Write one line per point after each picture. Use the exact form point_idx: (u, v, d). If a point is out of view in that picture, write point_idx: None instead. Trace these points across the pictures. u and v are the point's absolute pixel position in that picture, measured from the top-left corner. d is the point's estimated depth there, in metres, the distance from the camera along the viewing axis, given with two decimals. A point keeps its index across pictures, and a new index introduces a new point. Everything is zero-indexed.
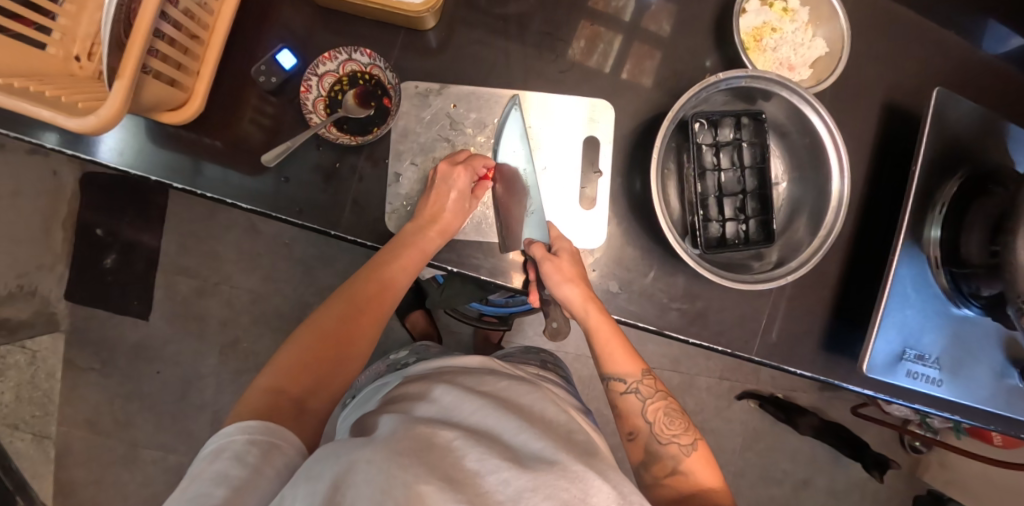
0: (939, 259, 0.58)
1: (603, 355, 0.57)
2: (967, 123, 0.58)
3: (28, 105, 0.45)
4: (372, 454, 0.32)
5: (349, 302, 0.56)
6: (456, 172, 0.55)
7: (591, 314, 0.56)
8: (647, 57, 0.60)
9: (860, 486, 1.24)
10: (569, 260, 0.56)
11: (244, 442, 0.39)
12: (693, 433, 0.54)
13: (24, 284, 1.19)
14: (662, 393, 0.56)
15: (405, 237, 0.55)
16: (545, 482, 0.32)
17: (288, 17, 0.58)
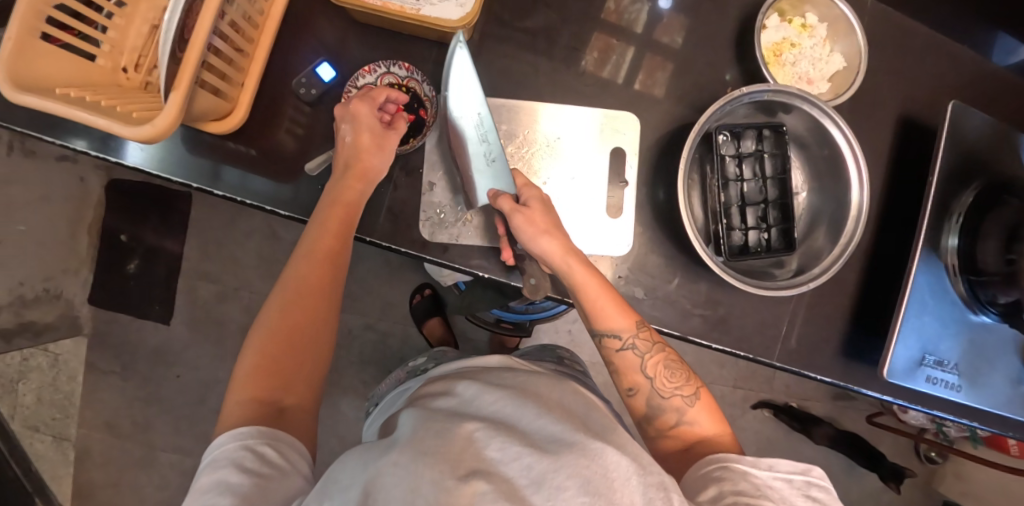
0: (956, 267, 0.59)
1: (592, 312, 0.54)
2: (983, 134, 0.60)
3: (85, 114, 0.47)
4: (397, 457, 0.34)
5: (287, 286, 0.55)
6: (359, 107, 0.55)
7: (573, 270, 0.54)
8: (656, 68, 0.62)
9: (874, 496, 1.24)
10: (546, 215, 0.55)
11: (238, 448, 0.44)
12: (694, 383, 0.55)
13: (49, 287, 1.21)
14: (661, 345, 0.55)
15: (328, 196, 0.55)
16: (566, 463, 0.33)
17: (325, 32, 0.61)
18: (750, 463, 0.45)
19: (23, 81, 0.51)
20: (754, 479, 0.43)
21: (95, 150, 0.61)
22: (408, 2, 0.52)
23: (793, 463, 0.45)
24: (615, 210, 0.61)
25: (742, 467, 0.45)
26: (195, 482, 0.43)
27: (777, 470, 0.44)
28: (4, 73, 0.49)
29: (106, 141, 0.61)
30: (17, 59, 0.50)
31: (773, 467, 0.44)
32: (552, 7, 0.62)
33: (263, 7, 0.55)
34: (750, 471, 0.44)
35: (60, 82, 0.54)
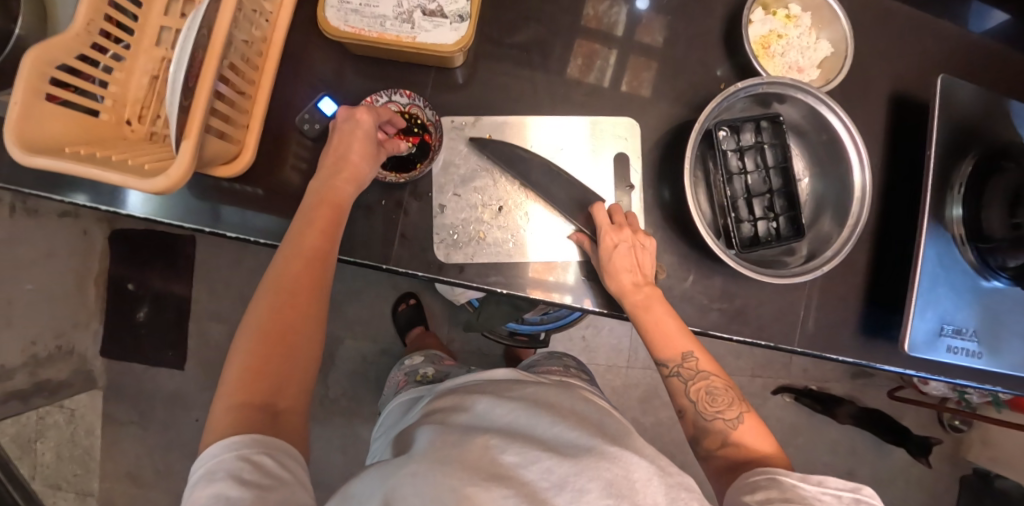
0: (964, 237, 0.60)
1: (656, 339, 0.56)
2: (973, 103, 0.60)
3: (97, 170, 0.48)
4: (419, 467, 0.37)
5: (269, 283, 0.52)
6: (360, 116, 0.55)
7: (635, 302, 0.56)
8: (643, 70, 0.63)
9: (903, 471, 1.24)
10: (631, 255, 0.56)
11: (232, 459, 0.41)
12: (739, 406, 0.54)
13: (61, 344, 1.15)
14: (707, 373, 0.56)
15: (314, 194, 0.55)
16: (587, 465, 0.36)
17: (325, 67, 0.62)
18: (799, 478, 0.45)
19: (33, 142, 0.52)
20: (801, 489, 0.44)
21: (105, 204, 0.61)
22: (405, 32, 0.53)
23: (845, 481, 0.44)
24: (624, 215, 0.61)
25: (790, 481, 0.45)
26: (187, 496, 0.40)
27: (827, 487, 0.44)
28: (12, 137, 0.50)
29: (115, 194, 0.62)
30: (24, 122, 0.51)
31: (822, 484, 0.44)
32: (543, 22, 0.63)
33: (262, 49, 0.56)
34: (798, 485, 0.44)
35: (66, 140, 0.55)
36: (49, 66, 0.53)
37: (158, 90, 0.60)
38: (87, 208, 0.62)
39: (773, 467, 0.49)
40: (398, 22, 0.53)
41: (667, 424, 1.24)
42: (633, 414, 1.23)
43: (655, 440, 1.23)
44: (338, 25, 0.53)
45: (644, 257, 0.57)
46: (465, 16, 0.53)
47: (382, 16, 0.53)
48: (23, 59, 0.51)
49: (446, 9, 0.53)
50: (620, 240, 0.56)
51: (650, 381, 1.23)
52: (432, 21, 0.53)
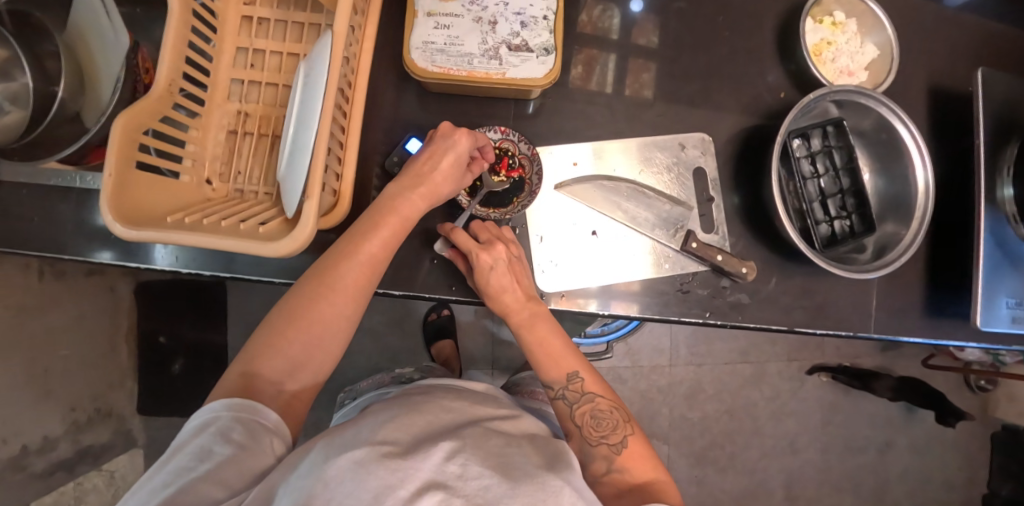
0: (1016, 215, 0.63)
1: (543, 362, 0.57)
2: (1011, 91, 0.65)
3: (215, 239, 0.47)
4: (360, 454, 0.34)
5: (314, 271, 0.52)
6: (463, 138, 0.57)
7: (520, 320, 0.58)
8: (639, 70, 0.68)
9: (940, 436, 1.30)
10: (506, 269, 0.57)
11: (228, 418, 0.44)
12: (623, 431, 0.52)
13: (100, 406, 1.08)
14: (592, 395, 0.55)
15: (385, 204, 0.55)
16: (523, 492, 0.34)
17: (410, 113, 0.65)
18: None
19: (132, 216, 0.50)
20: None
21: (202, 269, 0.65)
22: (493, 68, 0.58)
23: None
24: (711, 226, 0.65)
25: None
26: (176, 441, 0.43)
27: None
28: (113, 211, 0.48)
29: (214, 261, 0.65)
30: (120, 195, 0.49)
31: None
32: (609, 51, 0.68)
33: (348, 94, 0.55)
34: None
35: (156, 208, 0.53)
36: (137, 133, 0.52)
37: (238, 146, 0.60)
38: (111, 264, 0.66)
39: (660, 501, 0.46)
40: (485, 59, 0.58)
41: (714, 417, 1.24)
42: (682, 411, 1.23)
43: (704, 433, 1.24)
44: (426, 66, 0.58)
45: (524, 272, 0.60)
46: (549, 49, 0.59)
47: (469, 54, 0.58)
48: (113, 129, 0.49)
49: (532, 43, 0.59)
50: (497, 260, 0.57)
51: (693, 377, 1.24)
52: (519, 55, 0.59)
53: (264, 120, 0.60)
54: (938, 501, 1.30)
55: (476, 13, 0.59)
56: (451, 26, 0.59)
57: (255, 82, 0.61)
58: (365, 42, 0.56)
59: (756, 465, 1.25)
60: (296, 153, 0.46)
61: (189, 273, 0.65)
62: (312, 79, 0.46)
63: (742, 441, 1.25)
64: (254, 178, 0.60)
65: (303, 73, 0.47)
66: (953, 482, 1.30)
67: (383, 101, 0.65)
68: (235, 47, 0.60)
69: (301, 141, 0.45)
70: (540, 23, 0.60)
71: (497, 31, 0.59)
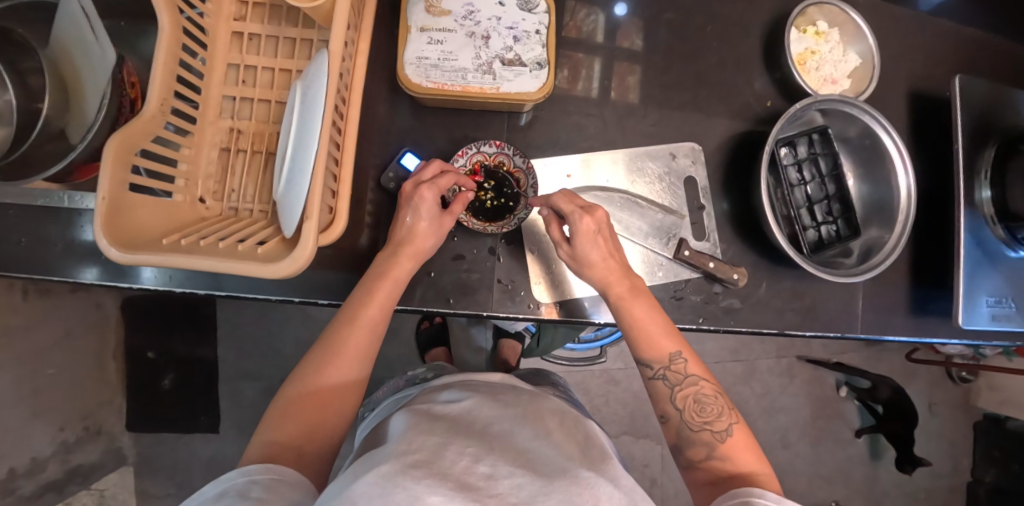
0: (994, 216, 0.66)
1: (640, 338, 0.56)
2: (988, 96, 0.67)
3: (214, 261, 0.46)
4: (385, 468, 0.34)
5: (321, 341, 0.53)
6: (426, 197, 0.58)
7: (618, 293, 0.57)
8: (626, 73, 0.70)
9: (925, 426, 1.33)
10: (603, 241, 0.58)
11: (244, 482, 0.41)
12: (728, 418, 0.52)
13: (90, 425, 1.06)
14: (695, 377, 0.54)
15: (376, 271, 0.57)
16: (558, 488, 0.34)
17: (407, 127, 0.67)
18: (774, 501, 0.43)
19: (126, 241, 0.49)
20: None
21: (196, 288, 0.64)
22: (487, 83, 0.59)
23: None
24: (702, 234, 0.67)
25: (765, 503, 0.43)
26: None
27: None
28: (108, 237, 0.47)
29: (211, 280, 0.64)
30: (114, 220, 0.48)
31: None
32: (602, 63, 0.69)
33: (342, 110, 0.55)
34: None
35: (150, 230, 0.52)
36: (129, 154, 0.51)
37: (231, 163, 0.59)
38: (93, 284, 0.65)
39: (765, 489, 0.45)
40: (479, 73, 0.60)
41: None
42: None
43: None
44: (420, 81, 0.59)
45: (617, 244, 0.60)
46: (543, 63, 0.60)
47: (462, 69, 0.59)
48: (105, 151, 0.49)
49: (525, 57, 0.60)
50: (597, 226, 0.57)
51: None
52: (512, 69, 0.60)
53: (257, 137, 0.60)
54: (924, 490, 1.33)
55: (469, 28, 0.60)
56: (444, 41, 0.60)
57: (247, 98, 0.60)
58: (359, 58, 0.56)
59: None
60: (296, 172, 0.45)
61: (182, 292, 0.64)
62: (309, 98, 0.46)
63: None
64: (249, 195, 0.59)
65: (299, 92, 0.47)
66: (939, 471, 1.34)
67: (380, 116, 0.66)
68: (226, 63, 0.60)
69: (300, 160, 0.45)
70: (532, 37, 0.61)
71: (490, 46, 0.60)
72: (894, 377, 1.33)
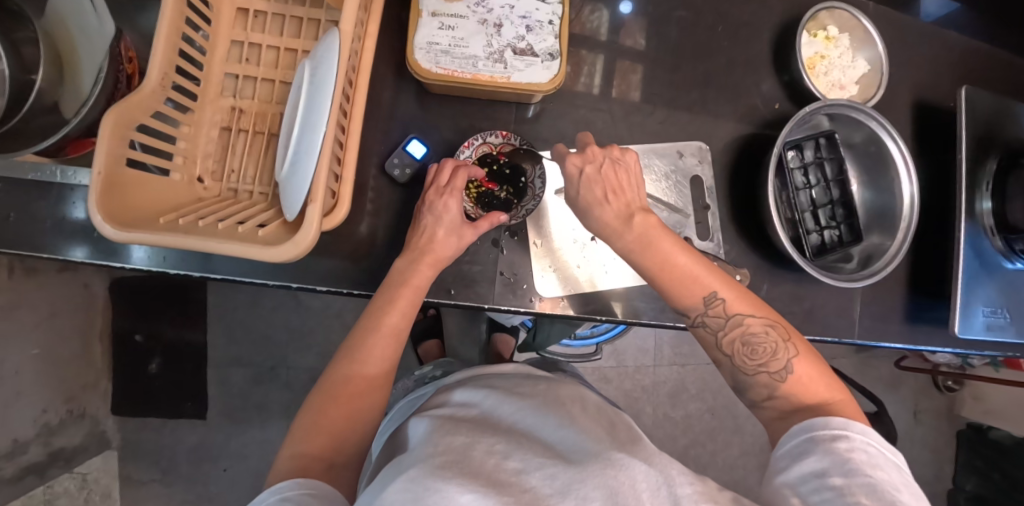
0: (993, 228, 0.66)
1: (671, 289, 0.53)
2: (991, 108, 0.68)
3: (214, 243, 0.45)
4: (414, 472, 0.33)
5: (344, 354, 0.52)
6: (449, 206, 0.57)
7: (627, 242, 0.54)
8: (628, 73, 0.69)
9: (910, 434, 1.35)
10: (599, 180, 0.55)
11: (275, 502, 0.40)
12: (784, 354, 0.50)
13: (73, 407, 1.04)
14: (738, 317, 0.51)
15: (396, 278, 0.56)
16: (592, 474, 0.33)
17: (412, 115, 0.66)
18: (840, 427, 0.42)
19: (121, 218, 0.48)
20: (848, 446, 0.40)
21: (194, 271, 0.62)
22: (498, 72, 0.59)
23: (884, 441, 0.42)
24: (706, 234, 0.67)
25: (832, 432, 0.42)
26: None
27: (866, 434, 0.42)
28: (104, 215, 0.46)
29: (204, 262, 0.62)
30: (109, 197, 0.47)
31: (866, 433, 0.41)
32: (612, 58, 0.69)
33: (348, 93, 0.54)
34: (838, 435, 0.41)
35: (148, 209, 0.51)
36: (127, 129, 0.49)
37: (231, 143, 0.58)
38: (84, 262, 0.64)
39: (839, 416, 0.44)
40: (490, 62, 0.59)
41: (697, 416, 1.27)
42: (664, 410, 1.26)
43: (686, 432, 1.26)
44: (430, 67, 0.58)
45: (620, 180, 0.55)
46: (554, 54, 0.59)
47: (473, 57, 0.59)
48: (102, 125, 0.47)
49: (536, 48, 0.59)
50: (585, 162, 0.55)
51: (677, 377, 1.27)
52: (523, 59, 0.59)
53: (259, 117, 0.58)
54: None
55: (481, 15, 0.60)
56: (455, 27, 0.59)
57: (250, 77, 0.59)
58: (367, 40, 0.54)
59: (737, 462, 1.27)
60: (300, 154, 0.44)
61: (176, 274, 0.63)
62: (318, 77, 0.44)
63: (723, 439, 1.28)
64: (249, 177, 0.58)
65: (308, 72, 0.45)
66: (921, 477, 1.35)
67: (385, 102, 0.65)
68: (230, 40, 0.58)
69: (305, 142, 0.44)
70: (544, 28, 0.60)
71: (502, 34, 0.59)
72: (881, 384, 1.35)
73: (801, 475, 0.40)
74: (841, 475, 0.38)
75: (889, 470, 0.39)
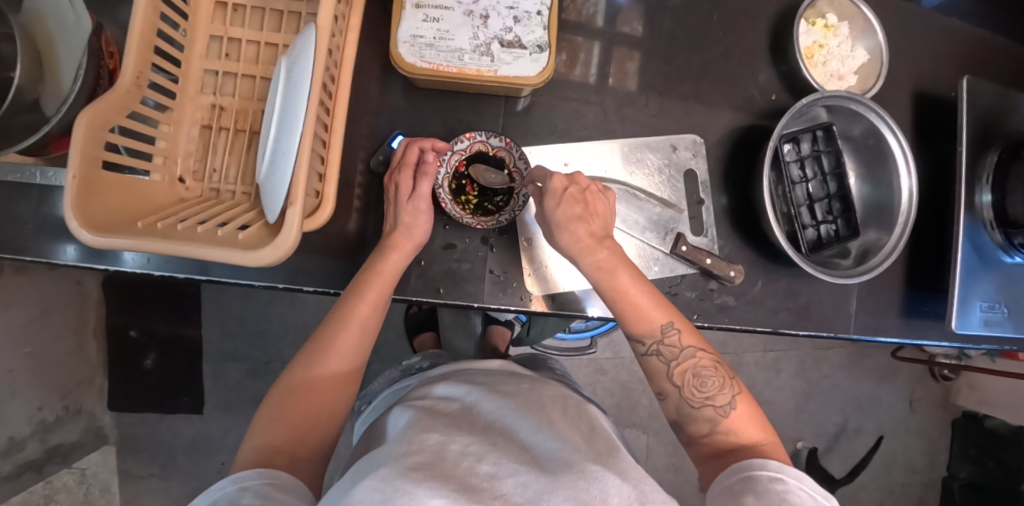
0: (993, 221, 0.65)
1: (629, 312, 0.54)
2: (994, 99, 0.66)
3: (191, 247, 0.44)
4: (386, 471, 0.32)
5: (314, 344, 0.52)
6: (398, 179, 0.59)
7: (595, 261, 0.55)
8: (624, 60, 0.67)
9: (905, 423, 1.36)
10: (579, 200, 0.57)
11: (235, 490, 0.40)
12: (731, 390, 0.50)
13: (69, 404, 1.04)
14: (691, 350, 0.52)
15: (367, 269, 0.56)
16: (564, 484, 0.32)
17: (400, 108, 0.64)
18: (776, 470, 0.42)
19: (99, 222, 0.46)
20: (784, 488, 0.40)
21: (182, 272, 0.61)
22: (485, 65, 0.57)
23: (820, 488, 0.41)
24: (700, 229, 0.65)
25: (769, 474, 0.42)
26: None
27: (803, 482, 0.41)
28: (80, 219, 0.45)
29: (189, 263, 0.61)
30: (85, 201, 0.46)
31: (800, 479, 0.41)
32: (605, 48, 0.67)
33: (331, 89, 0.53)
34: (776, 477, 0.41)
35: (125, 212, 0.50)
36: (101, 131, 0.48)
37: (213, 142, 0.57)
38: (73, 264, 0.62)
39: (774, 460, 0.45)
40: (477, 55, 0.57)
41: None
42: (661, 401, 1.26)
43: None
44: (415, 61, 0.57)
45: (598, 207, 0.59)
46: (543, 46, 0.58)
47: (459, 50, 0.57)
48: (76, 125, 0.46)
49: (525, 40, 0.57)
50: (570, 183, 0.57)
51: None
52: (511, 52, 0.57)
53: (241, 115, 0.57)
54: (901, 483, 1.35)
55: (467, 6, 0.58)
56: (441, 18, 0.57)
57: (230, 74, 0.57)
58: (349, 34, 0.53)
59: None
60: (275, 156, 0.43)
61: (162, 275, 0.62)
62: (294, 76, 0.43)
63: None
64: (231, 176, 0.57)
65: (284, 69, 0.44)
66: (915, 465, 1.35)
67: (372, 96, 0.64)
68: (209, 35, 0.57)
69: (283, 141, 0.42)
70: (533, 18, 0.58)
71: (489, 26, 0.57)
72: (878, 374, 1.35)
73: None
74: None
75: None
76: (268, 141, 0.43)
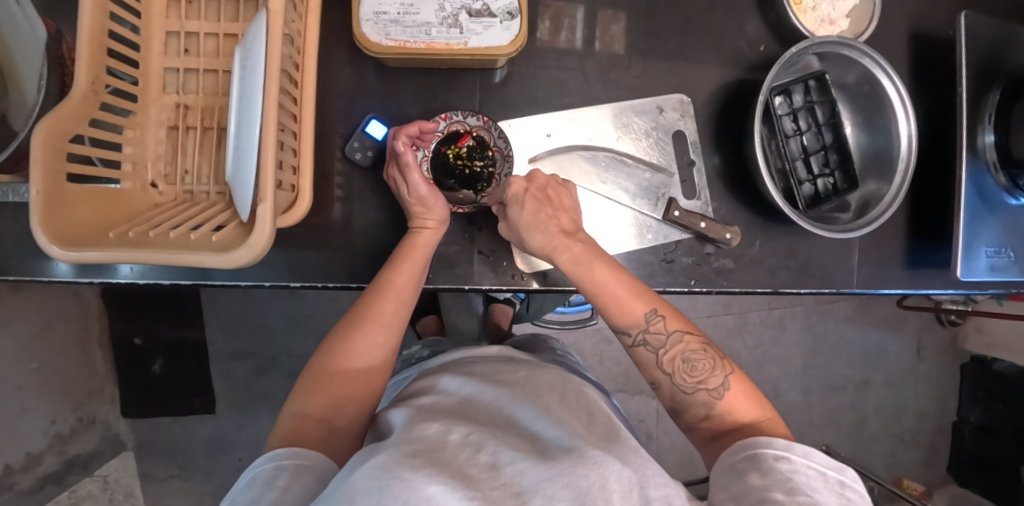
0: (997, 163, 0.63)
1: (609, 307, 0.53)
2: (995, 33, 0.63)
3: (166, 253, 0.43)
4: (383, 458, 0.32)
5: (355, 313, 0.53)
6: (392, 173, 0.57)
7: (571, 258, 0.54)
8: (608, 22, 0.64)
9: (914, 371, 1.35)
10: (541, 200, 0.55)
11: (271, 468, 0.40)
12: (723, 370, 0.49)
13: (83, 414, 1.04)
14: (678, 334, 0.51)
15: (402, 245, 0.56)
16: (562, 470, 0.31)
17: (374, 91, 0.62)
18: (783, 448, 0.41)
19: (67, 235, 0.45)
20: (790, 467, 0.39)
21: (171, 279, 0.60)
22: (454, 37, 0.54)
23: (829, 457, 0.41)
24: (693, 192, 0.63)
25: (775, 452, 0.41)
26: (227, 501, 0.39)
27: (812, 459, 0.40)
28: (48, 232, 0.44)
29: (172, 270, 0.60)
30: (52, 213, 0.44)
31: (807, 456, 0.40)
32: (584, 10, 0.64)
33: (295, 77, 0.50)
34: (782, 456, 0.41)
35: (94, 222, 0.48)
36: (61, 141, 0.46)
37: (180, 142, 0.55)
38: (61, 279, 0.61)
39: (778, 436, 0.44)
40: (444, 28, 0.54)
41: None
42: None
43: None
44: (380, 40, 0.54)
45: (563, 201, 0.57)
46: (514, 12, 0.55)
47: (426, 23, 0.54)
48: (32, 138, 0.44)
49: (494, 7, 0.55)
50: (529, 183, 0.55)
51: None
52: (480, 21, 0.55)
53: (206, 112, 0.55)
54: (911, 431, 1.35)
55: None
56: None
57: (192, 70, 0.55)
58: (309, 17, 0.50)
59: None
60: (241, 149, 0.41)
61: (147, 283, 0.61)
62: (250, 65, 0.40)
63: None
64: (204, 176, 0.55)
65: (238, 59, 0.41)
66: (925, 412, 1.36)
67: (344, 80, 0.61)
68: (164, 31, 0.54)
69: (245, 134, 0.40)
70: None
71: None
72: (884, 323, 1.34)
73: (745, 488, 0.39)
74: (782, 491, 0.37)
75: (827, 493, 0.38)
76: (231, 135, 0.41)
